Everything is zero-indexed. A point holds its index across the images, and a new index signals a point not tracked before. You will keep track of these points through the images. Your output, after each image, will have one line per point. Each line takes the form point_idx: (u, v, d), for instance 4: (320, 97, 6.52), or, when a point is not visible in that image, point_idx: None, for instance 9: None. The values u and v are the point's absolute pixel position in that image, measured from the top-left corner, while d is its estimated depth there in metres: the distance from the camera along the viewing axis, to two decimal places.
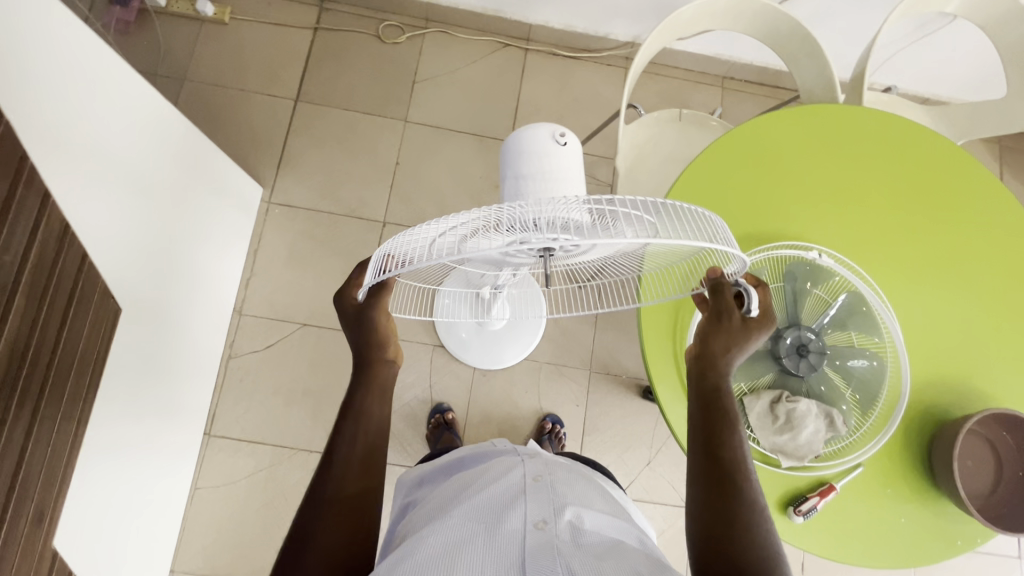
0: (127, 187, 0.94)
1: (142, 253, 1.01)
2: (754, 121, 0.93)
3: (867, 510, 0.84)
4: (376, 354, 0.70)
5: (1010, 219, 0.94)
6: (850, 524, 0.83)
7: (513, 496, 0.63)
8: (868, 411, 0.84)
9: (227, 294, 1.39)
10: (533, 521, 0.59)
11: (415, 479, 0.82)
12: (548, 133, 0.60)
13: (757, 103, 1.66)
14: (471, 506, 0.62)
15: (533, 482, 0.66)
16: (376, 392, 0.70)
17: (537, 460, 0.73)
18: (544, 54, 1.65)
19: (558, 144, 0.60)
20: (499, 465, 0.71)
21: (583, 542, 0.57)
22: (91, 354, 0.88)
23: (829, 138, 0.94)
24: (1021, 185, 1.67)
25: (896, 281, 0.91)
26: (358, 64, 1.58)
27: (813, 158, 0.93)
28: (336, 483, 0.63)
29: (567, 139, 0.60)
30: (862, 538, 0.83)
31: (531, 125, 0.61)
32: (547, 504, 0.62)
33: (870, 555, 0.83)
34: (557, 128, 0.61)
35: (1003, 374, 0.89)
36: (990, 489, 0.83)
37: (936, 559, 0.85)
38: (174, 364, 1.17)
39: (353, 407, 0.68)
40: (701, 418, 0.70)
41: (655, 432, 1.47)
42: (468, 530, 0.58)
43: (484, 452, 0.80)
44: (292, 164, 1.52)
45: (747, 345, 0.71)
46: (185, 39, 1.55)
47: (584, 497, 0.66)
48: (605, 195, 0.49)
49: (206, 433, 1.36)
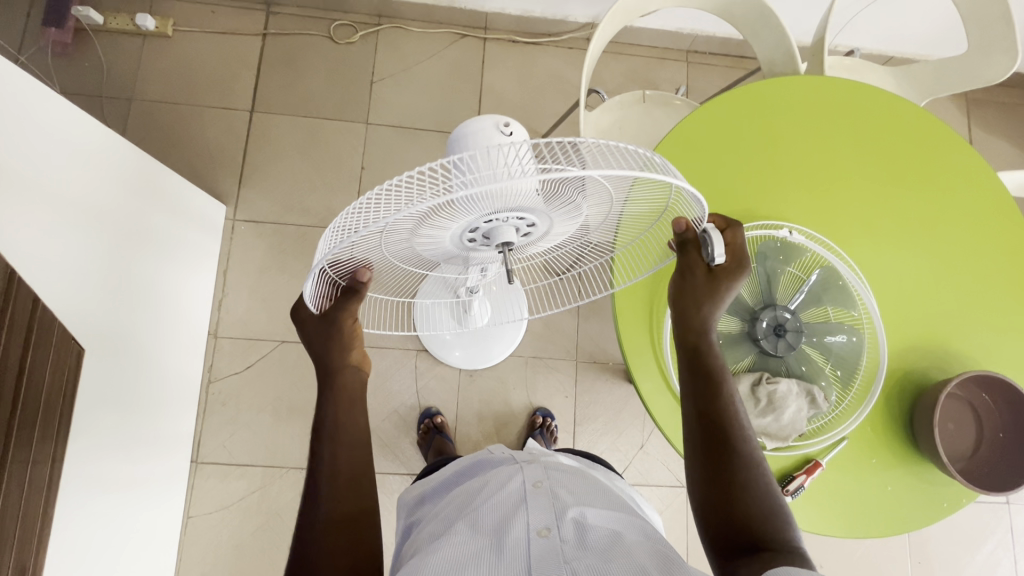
0: (77, 222, 0.89)
1: (100, 286, 0.96)
2: (712, 103, 0.91)
3: (855, 482, 0.85)
4: (340, 360, 0.68)
5: (975, 172, 0.94)
6: (840, 493, 0.84)
7: (513, 505, 0.62)
8: (849, 385, 0.85)
9: (200, 317, 1.36)
10: (536, 529, 0.58)
11: (416, 497, 0.81)
12: (494, 124, 0.58)
13: (724, 75, 1.63)
14: (473, 521, 0.61)
15: (533, 488, 0.65)
16: (343, 402, 0.67)
17: (535, 463, 0.71)
18: (504, 42, 1.60)
19: (504, 134, 0.58)
20: (500, 473, 0.70)
21: (589, 541, 0.57)
22: (56, 397, 0.85)
23: (792, 111, 0.92)
24: (989, 137, 1.68)
25: (867, 249, 0.90)
26: (312, 68, 1.53)
27: (776, 133, 0.91)
28: (327, 505, 0.61)
29: (512, 129, 0.59)
30: (851, 511, 0.84)
31: (474, 118, 0.59)
32: (548, 507, 0.61)
33: (861, 526, 0.84)
34: (501, 119, 0.59)
35: (980, 333, 0.90)
36: (973, 449, 0.84)
37: (928, 522, 0.86)
38: (149, 395, 1.15)
39: (326, 426, 0.65)
40: (693, 396, 0.68)
41: (646, 416, 1.47)
42: (472, 546, 0.58)
43: (481, 461, 0.80)
44: (254, 178, 1.48)
45: (717, 298, 0.70)
46: (128, 56, 1.49)
47: (586, 493, 0.66)
48: (554, 137, 0.47)
49: (193, 460, 1.34)
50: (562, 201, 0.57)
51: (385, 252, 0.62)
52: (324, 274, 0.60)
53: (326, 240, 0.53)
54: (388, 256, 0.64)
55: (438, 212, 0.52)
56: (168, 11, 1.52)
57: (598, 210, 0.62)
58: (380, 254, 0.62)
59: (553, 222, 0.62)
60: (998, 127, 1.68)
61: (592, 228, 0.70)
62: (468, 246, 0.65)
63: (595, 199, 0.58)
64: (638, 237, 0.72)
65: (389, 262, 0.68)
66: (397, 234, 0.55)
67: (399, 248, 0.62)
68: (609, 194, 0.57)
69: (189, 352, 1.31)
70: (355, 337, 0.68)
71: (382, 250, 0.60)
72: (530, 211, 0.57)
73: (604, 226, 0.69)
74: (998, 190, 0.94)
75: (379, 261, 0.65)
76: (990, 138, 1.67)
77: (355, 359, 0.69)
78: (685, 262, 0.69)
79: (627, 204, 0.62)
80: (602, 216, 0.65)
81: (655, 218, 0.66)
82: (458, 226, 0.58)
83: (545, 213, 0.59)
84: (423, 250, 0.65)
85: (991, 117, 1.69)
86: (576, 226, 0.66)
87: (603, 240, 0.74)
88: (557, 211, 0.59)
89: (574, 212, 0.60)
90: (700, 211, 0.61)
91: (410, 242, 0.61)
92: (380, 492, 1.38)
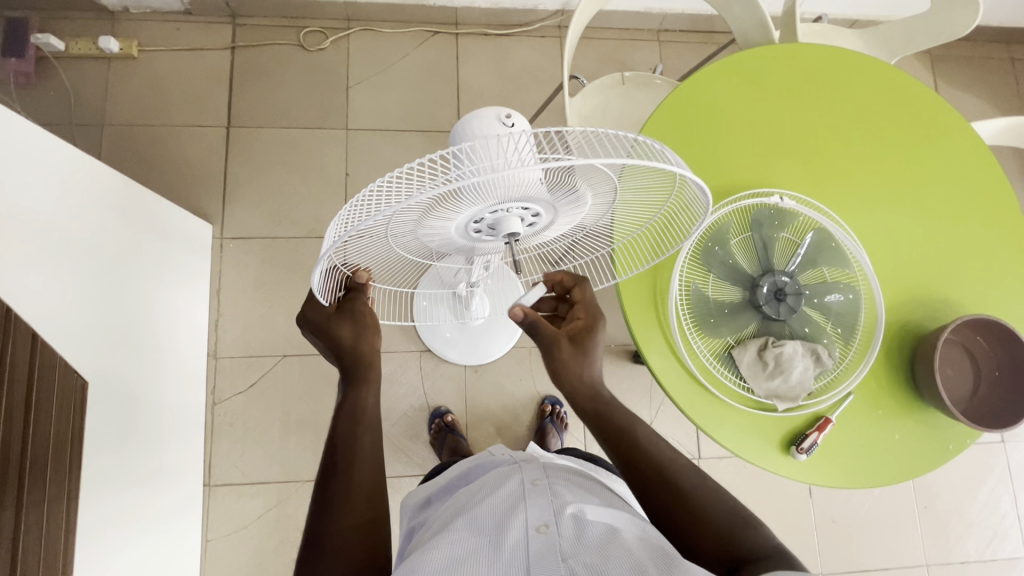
0: (64, 254, 0.88)
1: (94, 317, 0.95)
2: (700, 75, 0.93)
3: (858, 438, 0.87)
4: (360, 349, 0.69)
5: (951, 130, 0.97)
6: (841, 449, 0.86)
7: (511, 504, 0.62)
8: (850, 340, 0.87)
9: (198, 340, 1.34)
10: (534, 526, 0.59)
11: (420, 500, 0.81)
12: (495, 115, 0.61)
13: (696, 52, 1.65)
14: (470, 518, 0.61)
15: (531, 486, 0.65)
16: (345, 412, 0.67)
17: (534, 464, 0.72)
18: (476, 36, 1.60)
19: (505, 124, 0.60)
20: (499, 474, 0.70)
21: (587, 536, 0.58)
22: (65, 432, 0.83)
23: (780, 81, 0.94)
24: (955, 90, 1.72)
25: (856, 211, 0.93)
26: (285, 78, 1.51)
27: (764, 103, 0.93)
28: (339, 512, 0.61)
29: (513, 120, 0.61)
30: (858, 465, 0.86)
31: (476, 111, 0.61)
32: (546, 505, 0.62)
33: (865, 479, 0.86)
34: (502, 110, 0.61)
35: (971, 280, 0.93)
36: (972, 391, 0.87)
37: (908, 476, 0.88)
38: (154, 423, 1.13)
39: (344, 411, 0.67)
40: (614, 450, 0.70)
41: (652, 393, 1.49)
42: (471, 544, 0.58)
43: (483, 463, 0.80)
44: (238, 194, 1.46)
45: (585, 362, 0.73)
46: (95, 81, 1.45)
47: (585, 491, 0.66)
48: (553, 125, 0.47)
49: (206, 483, 1.32)
50: (565, 191, 0.57)
51: (389, 244, 0.62)
52: (336, 269, 0.66)
53: (333, 229, 0.53)
54: (393, 247, 0.65)
55: (442, 204, 0.52)
56: (131, 32, 1.48)
57: (601, 200, 0.64)
58: (386, 245, 0.62)
59: (558, 213, 0.63)
60: (962, 81, 1.73)
61: (593, 219, 0.71)
62: (472, 237, 0.66)
63: (598, 188, 0.59)
64: (639, 227, 0.73)
65: (392, 253, 0.68)
66: (402, 226, 0.56)
67: (405, 240, 0.63)
68: (611, 184, 0.58)
69: (190, 377, 1.29)
70: (373, 325, 0.70)
71: (387, 242, 0.61)
72: (531, 201, 0.58)
73: (606, 218, 0.71)
74: (981, 152, 0.96)
75: (383, 250, 0.65)
76: (955, 91, 1.72)
77: (376, 345, 0.70)
78: (543, 337, 0.73)
79: (633, 194, 0.63)
80: (603, 205, 0.66)
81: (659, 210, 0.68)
82: (464, 217, 0.59)
83: (546, 202, 0.59)
84: (428, 241, 0.66)
85: (954, 71, 1.74)
86: (578, 218, 0.68)
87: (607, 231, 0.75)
88: (562, 200, 0.60)
89: (578, 203, 0.62)
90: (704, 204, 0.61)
91: (414, 234, 0.61)
92: (398, 496, 1.38)
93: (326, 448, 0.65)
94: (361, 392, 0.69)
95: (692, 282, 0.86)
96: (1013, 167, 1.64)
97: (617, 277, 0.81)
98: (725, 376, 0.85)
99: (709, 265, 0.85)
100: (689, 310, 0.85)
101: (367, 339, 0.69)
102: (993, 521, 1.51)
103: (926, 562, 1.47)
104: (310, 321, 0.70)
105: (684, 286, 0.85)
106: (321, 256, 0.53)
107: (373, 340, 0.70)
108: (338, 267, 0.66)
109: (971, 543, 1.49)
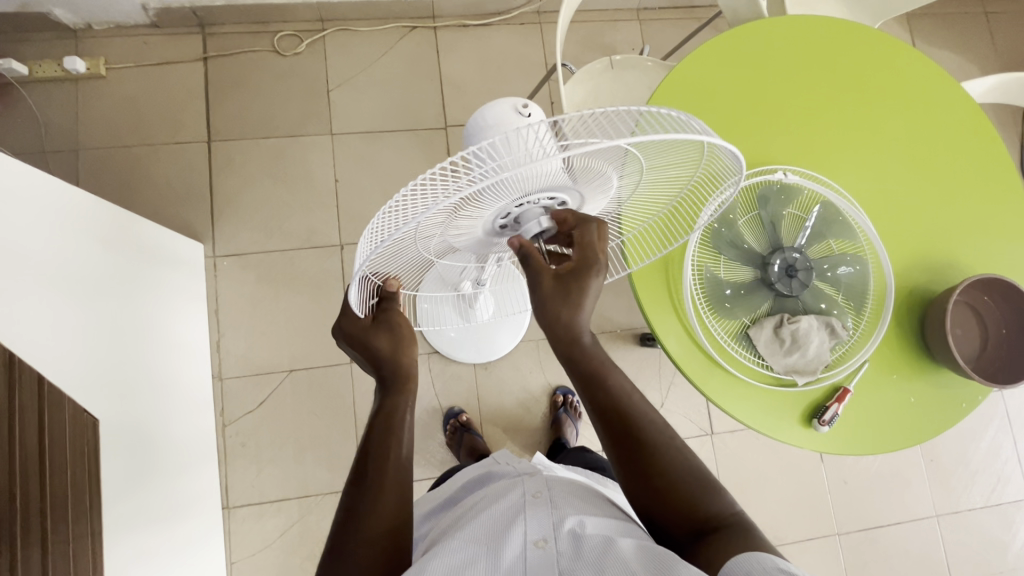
0: (57, 290, 0.84)
1: (98, 351, 0.92)
2: (699, 53, 0.92)
3: (855, 411, 0.88)
4: (397, 361, 0.68)
5: (945, 89, 0.97)
6: (845, 420, 0.88)
7: (510, 515, 0.64)
8: (862, 309, 0.88)
9: (202, 363, 1.31)
10: (533, 540, 0.60)
11: (426, 511, 0.82)
12: (512, 105, 0.61)
13: (678, 28, 1.63)
14: (470, 528, 0.63)
15: (531, 498, 0.67)
16: (377, 428, 0.65)
17: (537, 475, 0.73)
18: (454, 27, 1.56)
19: (522, 114, 0.61)
20: (501, 486, 0.72)
21: (584, 550, 0.59)
22: (80, 474, 0.80)
23: (779, 54, 0.94)
24: (933, 48, 1.73)
25: (859, 178, 0.93)
26: (264, 86, 1.47)
27: (765, 75, 0.93)
28: (366, 520, 0.60)
29: (530, 110, 0.61)
30: (850, 438, 0.88)
31: (493, 102, 0.61)
32: (545, 517, 0.63)
33: (857, 450, 0.88)
34: (518, 100, 0.62)
35: (973, 241, 0.94)
36: (981, 349, 0.89)
37: (897, 449, 0.89)
38: (168, 451, 1.10)
39: (379, 419, 0.66)
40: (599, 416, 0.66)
41: (661, 373, 1.50)
42: (470, 553, 0.59)
43: (487, 475, 0.81)
44: (227, 210, 1.42)
45: (574, 310, 0.63)
46: (65, 105, 1.40)
47: (582, 501, 0.68)
48: (565, 111, 0.48)
49: (225, 506, 1.31)
50: (589, 174, 0.58)
51: (418, 248, 0.63)
52: (369, 278, 0.66)
53: (365, 242, 0.54)
54: (419, 251, 0.65)
55: (467, 206, 0.53)
56: (96, 50, 1.42)
57: (625, 182, 0.64)
58: (413, 249, 0.63)
59: (582, 197, 0.63)
60: (939, 38, 1.75)
61: (614, 204, 0.71)
62: (498, 234, 0.67)
63: (621, 168, 0.59)
64: (661, 206, 0.73)
65: (419, 257, 0.69)
66: (429, 230, 0.56)
67: (431, 243, 0.63)
68: (634, 165, 0.58)
69: (198, 403, 1.27)
70: (410, 336, 0.69)
71: (415, 247, 0.62)
72: (554, 188, 0.58)
73: (626, 201, 0.70)
74: (979, 114, 0.97)
75: (408, 256, 0.65)
76: (933, 50, 1.73)
77: (414, 356, 0.69)
78: (531, 270, 0.63)
79: (653, 177, 0.63)
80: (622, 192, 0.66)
81: (679, 187, 0.68)
82: (490, 215, 0.59)
83: (570, 188, 0.60)
84: (453, 242, 0.66)
85: (931, 28, 1.75)
86: (604, 202, 0.68)
87: (627, 216, 0.75)
88: (585, 184, 0.60)
89: (603, 184, 0.62)
90: (732, 167, 0.60)
91: (442, 237, 0.62)
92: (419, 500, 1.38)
93: (356, 458, 0.64)
94: (399, 403, 0.67)
95: (704, 265, 0.86)
96: (995, 121, 1.66)
97: (630, 266, 0.81)
98: (742, 355, 0.86)
99: (719, 247, 0.85)
100: (702, 294, 0.85)
101: (404, 350, 0.68)
102: (996, 467, 1.56)
103: (936, 513, 1.51)
104: (347, 335, 0.69)
105: (696, 271, 0.86)
106: (357, 270, 0.54)
107: (411, 352, 0.69)
108: (369, 276, 0.65)
109: (977, 491, 1.54)
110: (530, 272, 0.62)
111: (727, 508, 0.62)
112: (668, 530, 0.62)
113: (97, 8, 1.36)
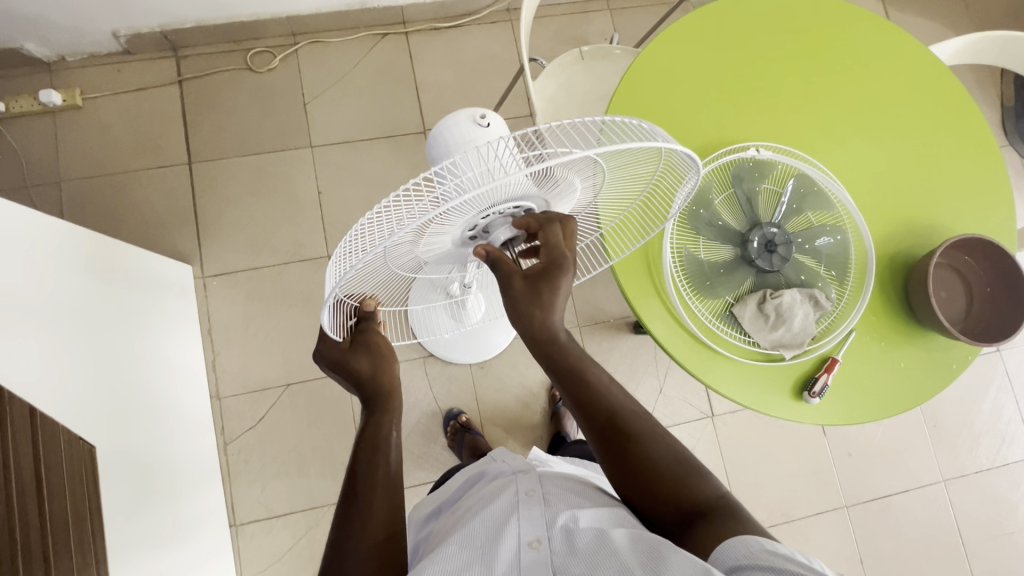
0: (50, 324, 0.85)
1: (95, 377, 0.92)
2: (665, 36, 0.92)
3: (846, 382, 0.88)
4: (377, 383, 0.68)
5: (911, 54, 0.97)
6: (837, 390, 0.88)
7: (504, 515, 0.64)
8: (844, 279, 0.89)
9: (199, 384, 1.32)
10: (527, 541, 0.60)
11: (426, 514, 0.83)
12: (470, 117, 0.64)
13: (649, 15, 1.64)
14: (465, 532, 0.63)
15: (525, 496, 0.67)
16: (366, 443, 0.66)
17: (530, 473, 0.73)
18: (426, 31, 1.56)
19: (481, 125, 0.64)
20: (496, 487, 0.72)
21: (578, 545, 0.59)
22: (81, 502, 0.80)
23: (745, 32, 0.94)
24: (907, 16, 1.73)
25: (833, 148, 0.93)
26: (240, 105, 1.47)
27: (731, 54, 0.93)
28: (357, 533, 0.60)
29: (489, 119, 0.64)
30: (843, 407, 0.88)
31: (452, 114, 0.64)
32: (538, 516, 0.63)
33: (850, 419, 0.88)
34: (477, 111, 0.65)
35: (953, 203, 0.94)
36: (967, 308, 0.89)
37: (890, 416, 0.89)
38: (169, 475, 1.09)
39: (367, 436, 0.66)
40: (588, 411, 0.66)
41: (658, 358, 1.50)
42: (466, 558, 0.59)
43: (483, 472, 0.81)
44: (213, 230, 1.43)
45: (550, 303, 0.62)
46: (43, 138, 1.40)
47: (577, 496, 0.67)
48: (526, 126, 0.49)
49: (232, 524, 1.32)
50: (554, 183, 0.59)
51: (392, 265, 0.65)
52: (342, 300, 0.68)
53: (338, 261, 0.56)
54: (393, 267, 0.66)
55: (434, 222, 0.55)
56: (71, 81, 1.42)
57: (592, 185, 0.65)
58: (387, 265, 0.64)
59: (549, 204, 0.65)
60: (911, 5, 1.75)
61: (586, 204, 0.72)
62: (469, 244, 0.68)
63: (585, 176, 0.60)
64: (632, 201, 0.73)
65: (395, 273, 0.70)
66: (400, 247, 0.58)
67: (403, 259, 0.65)
68: (597, 170, 0.59)
69: (197, 423, 1.27)
70: (389, 352, 0.70)
71: (388, 264, 0.63)
72: (519, 199, 0.60)
73: (597, 199, 0.70)
74: (947, 77, 0.98)
75: (383, 272, 0.66)
76: (908, 17, 1.73)
77: (395, 373, 0.70)
78: (500, 274, 0.63)
79: (619, 178, 0.64)
80: (590, 193, 0.67)
81: (647, 184, 0.69)
82: (459, 228, 0.61)
83: (535, 196, 0.61)
84: (426, 256, 0.68)
85: None
86: (571, 204, 0.69)
87: (602, 212, 0.75)
88: (550, 193, 0.62)
89: (569, 190, 0.62)
90: (693, 169, 0.61)
91: (414, 252, 0.63)
92: None
93: (348, 467, 0.65)
94: (384, 421, 0.67)
95: (683, 247, 0.86)
96: (972, 84, 1.67)
97: (612, 259, 0.81)
98: (727, 334, 0.86)
99: (697, 228, 0.85)
100: (683, 274, 0.86)
101: (385, 369, 0.69)
102: (1000, 428, 1.56)
103: (943, 478, 1.51)
104: (326, 358, 0.70)
105: (676, 252, 0.86)
106: (330, 294, 0.56)
107: (392, 369, 0.70)
108: (343, 298, 0.66)
109: (983, 453, 1.54)
110: (499, 277, 0.63)
111: (718, 494, 0.63)
112: (659, 520, 0.63)
113: (69, 38, 1.37)
